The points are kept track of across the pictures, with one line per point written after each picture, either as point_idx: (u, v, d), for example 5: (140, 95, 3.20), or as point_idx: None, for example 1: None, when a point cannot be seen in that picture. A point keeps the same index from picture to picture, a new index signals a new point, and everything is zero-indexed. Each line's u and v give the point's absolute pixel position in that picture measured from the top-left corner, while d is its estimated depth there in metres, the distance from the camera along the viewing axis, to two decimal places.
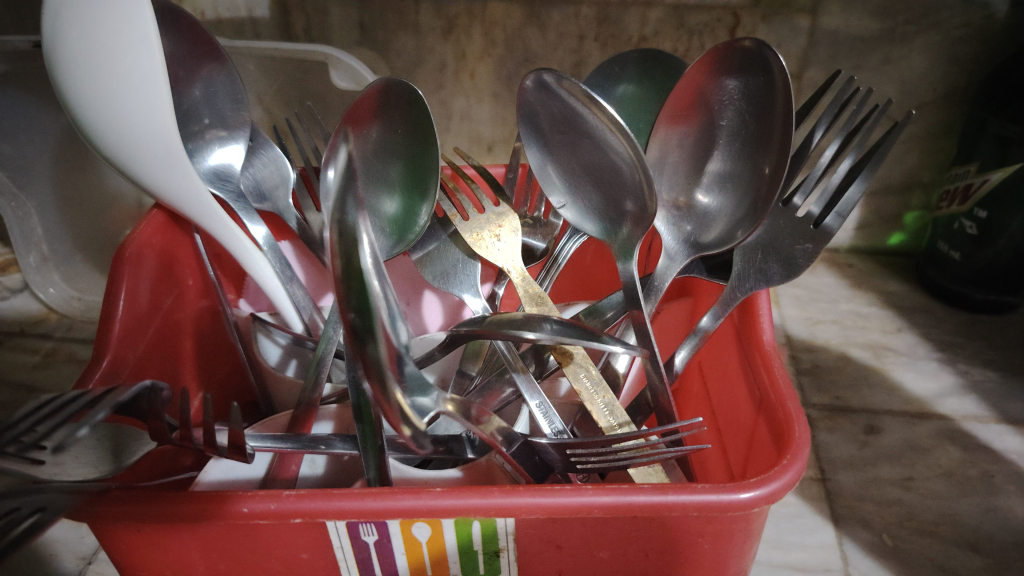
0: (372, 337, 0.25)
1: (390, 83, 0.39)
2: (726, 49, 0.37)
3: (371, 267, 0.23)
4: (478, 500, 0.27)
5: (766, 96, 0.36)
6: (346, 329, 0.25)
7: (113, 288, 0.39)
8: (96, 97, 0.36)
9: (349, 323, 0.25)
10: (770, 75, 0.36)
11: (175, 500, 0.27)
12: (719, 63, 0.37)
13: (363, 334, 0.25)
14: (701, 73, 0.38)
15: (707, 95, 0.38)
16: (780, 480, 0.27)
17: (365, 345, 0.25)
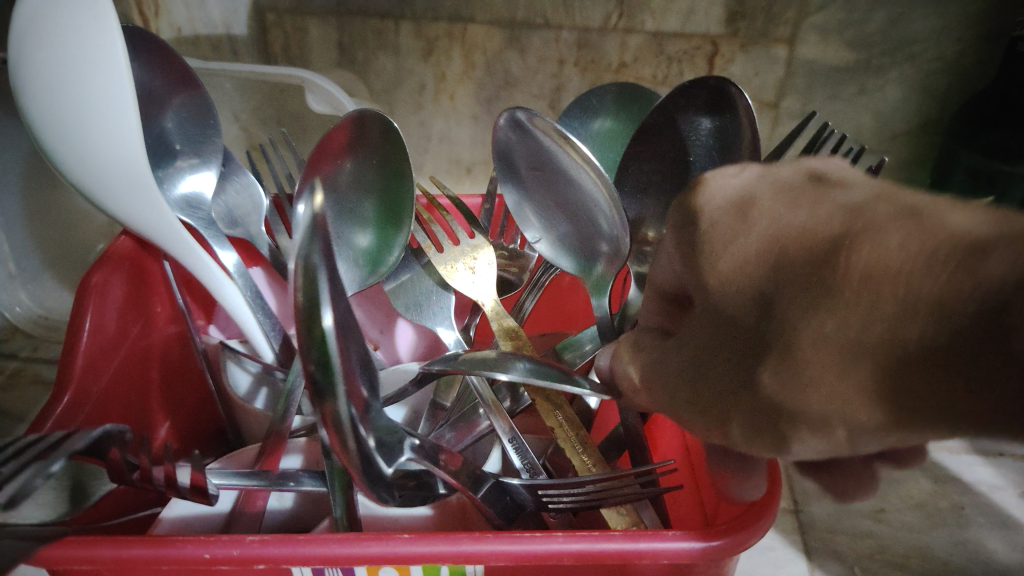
0: (332, 392, 0.25)
1: (364, 114, 0.39)
2: (696, 86, 0.39)
3: (333, 329, 0.24)
4: (445, 547, 0.26)
5: (735, 137, 0.39)
6: (306, 383, 0.25)
7: (78, 315, 0.38)
8: (63, 124, 0.35)
9: (310, 378, 0.25)
10: (737, 111, 0.39)
11: (134, 544, 0.26)
12: (693, 101, 0.40)
13: (323, 390, 0.25)
14: (676, 109, 0.40)
15: (679, 128, 0.41)
16: (749, 528, 0.27)
17: (325, 400, 0.25)
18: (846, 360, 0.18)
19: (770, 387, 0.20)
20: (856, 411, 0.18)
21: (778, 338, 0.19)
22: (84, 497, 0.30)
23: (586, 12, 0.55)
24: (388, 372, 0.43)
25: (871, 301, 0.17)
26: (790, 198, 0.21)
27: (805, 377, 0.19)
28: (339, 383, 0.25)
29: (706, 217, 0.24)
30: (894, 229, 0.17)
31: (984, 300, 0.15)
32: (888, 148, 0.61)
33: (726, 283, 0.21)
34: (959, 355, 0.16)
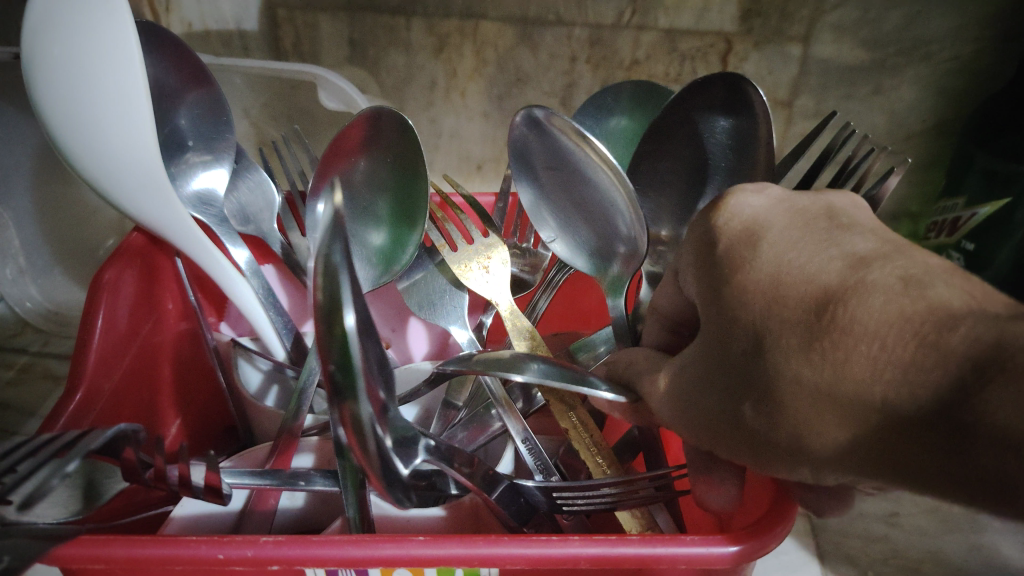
0: (353, 393, 0.25)
1: (378, 111, 0.39)
2: (710, 84, 0.39)
3: (355, 330, 0.23)
4: (460, 550, 0.26)
5: (749, 136, 0.39)
6: (326, 381, 0.25)
7: (90, 311, 0.38)
8: (77, 119, 0.35)
9: (329, 376, 0.25)
10: (753, 111, 0.38)
11: (147, 545, 0.26)
12: (709, 99, 0.39)
13: (343, 389, 0.25)
14: (690, 106, 0.40)
15: (694, 126, 0.41)
16: (768, 534, 0.27)
17: (345, 400, 0.25)
18: (824, 397, 0.20)
19: (758, 419, 0.23)
20: (825, 446, 0.21)
21: (768, 371, 0.23)
22: (96, 495, 0.30)
23: (599, 9, 0.55)
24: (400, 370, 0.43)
25: (850, 353, 0.20)
26: (799, 241, 0.24)
27: (791, 410, 0.22)
28: (361, 386, 0.25)
29: (726, 240, 0.27)
30: (878, 293, 0.19)
31: (948, 369, 0.17)
32: (902, 148, 0.61)
33: (732, 311, 0.25)
34: (919, 423, 0.18)
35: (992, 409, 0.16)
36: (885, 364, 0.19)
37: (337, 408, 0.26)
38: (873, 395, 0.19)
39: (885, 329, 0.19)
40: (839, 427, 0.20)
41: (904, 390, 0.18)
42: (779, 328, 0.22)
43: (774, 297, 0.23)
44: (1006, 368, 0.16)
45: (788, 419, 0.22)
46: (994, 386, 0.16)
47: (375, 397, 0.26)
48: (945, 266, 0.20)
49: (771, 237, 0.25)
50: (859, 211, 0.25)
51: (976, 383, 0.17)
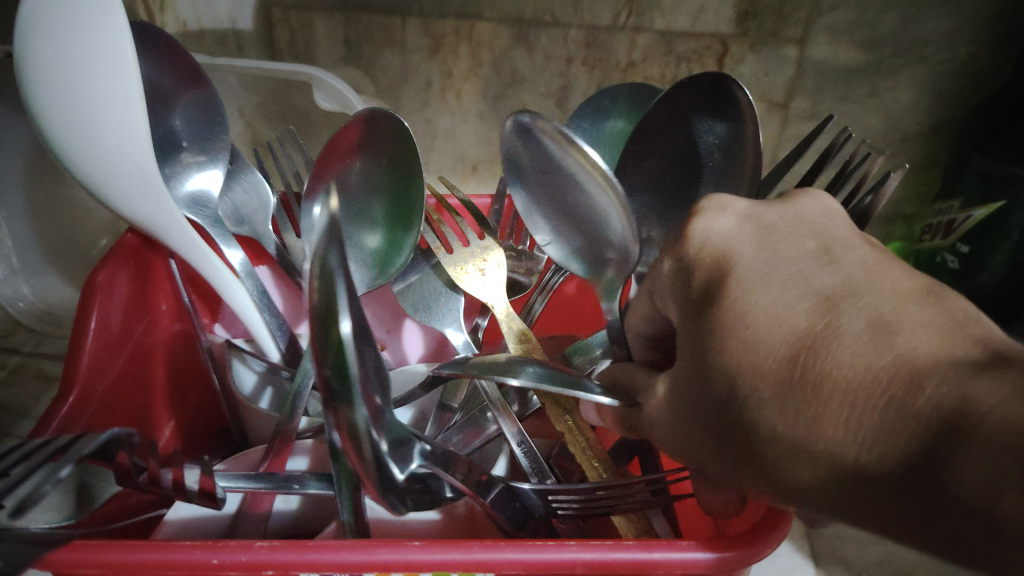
0: (348, 398, 0.25)
1: (376, 112, 0.38)
2: (696, 82, 0.39)
3: (350, 336, 0.23)
4: (457, 555, 0.25)
5: (737, 137, 0.39)
6: (321, 388, 0.25)
7: (83, 314, 0.37)
8: (70, 119, 0.34)
9: (325, 384, 0.25)
10: (739, 109, 0.39)
11: (141, 550, 0.25)
12: (696, 98, 0.39)
13: (338, 395, 0.25)
14: (677, 105, 0.40)
15: (683, 126, 0.41)
16: (762, 540, 0.27)
17: (339, 406, 0.26)
18: (794, 451, 0.22)
19: (733, 462, 0.24)
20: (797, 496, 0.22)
21: (745, 417, 0.23)
22: (91, 498, 0.30)
23: (595, 11, 0.55)
24: (395, 373, 0.43)
25: (825, 410, 0.21)
26: (768, 275, 0.24)
27: (767, 457, 0.23)
28: (356, 390, 0.25)
29: (697, 273, 0.27)
30: (846, 353, 0.21)
31: (920, 430, 0.18)
32: (897, 150, 0.61)
33: (704, 354, 0.25)
34: (886, 485, 0.19)
35: (958, 475, 0.17)
36: (859, 420, 0.20)
37: (332, 413, 0.26)
38: (847, 455, 0.20)
39: (860, 386, 0.20)
40: (813, 478, 0.21)
41: (877, 450, 0.19)
42: (752, 376, 0.23)
43: (747, 343, 0.23)
44: (969, 438, 0.17)
45: (763, 464, 0.23)
46: (961, 452, 0.17)
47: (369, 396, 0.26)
48: (907, 300, 0.21)
49: (737, 270, 0.25)
50: (830, 232, 0.26)
51: (939, 451, 0.18)
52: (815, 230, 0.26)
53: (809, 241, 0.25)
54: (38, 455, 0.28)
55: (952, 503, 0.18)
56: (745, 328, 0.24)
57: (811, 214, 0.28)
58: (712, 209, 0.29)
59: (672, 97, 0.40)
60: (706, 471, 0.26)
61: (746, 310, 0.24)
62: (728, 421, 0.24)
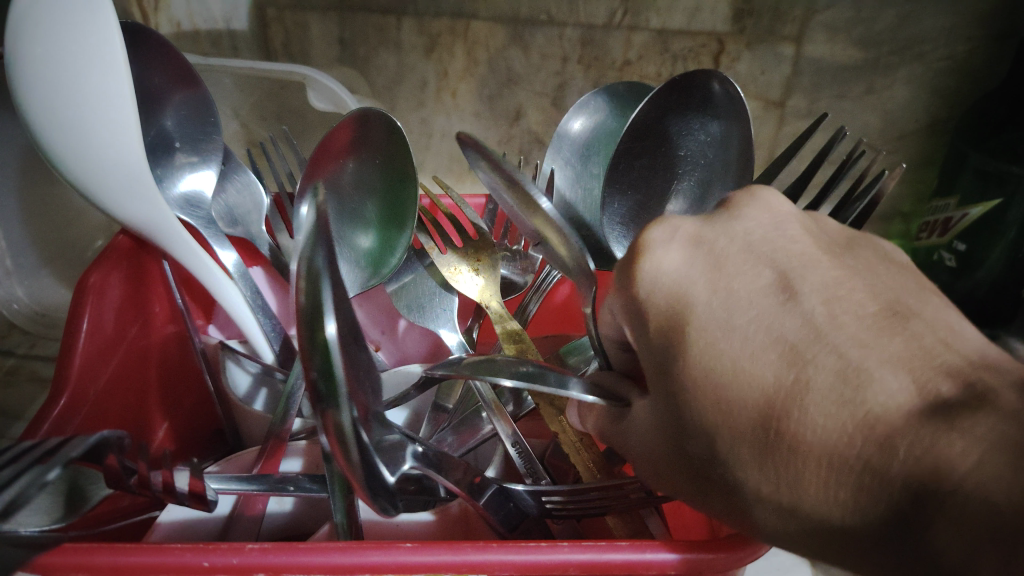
0: (334, 402, 0.24)
1: (368, 112, 0.39)
2: (688, 80, 0.39)
3: (337, 339, 0.23)
4: (449, 558, 0.25)
5: (729, 134, 0.41)
6: (307, 392, 0.24)
7: (75, 316, 0.37)
8: (60, 121, 0.34)
9: (311, 387, 0.24)
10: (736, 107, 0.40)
11: (130, 552, 0.25)
12: (687, 95, 0.39)
13: (325, 400, 0.24)
14: (667, 102, 0.39)
15: (673, 124, 0.40)
16: (756, 541, 0.26)
17: (326, 409, 0.25)
18: (779, 511, 0.22)
19: (719, 513, 0.25)
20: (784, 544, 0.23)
21: (727, 475, 0.24)
22: (81, 498, 0.30)
23: (590, 10, 0.55)
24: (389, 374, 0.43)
25: (805, 473, 0.21)
26: (733, 323, 0.25)
27: (753, 513, 0.23)
28: (342, 394, 0.24)
29: (652, 318, 0.27)
30: (817, 417, 0.21)
31: (895, 495, 0.19)
32: (895, 148, 0.60)
33: (676, 406, 0.26)
34: (870, 544, 0.20)
35: (938, 546, 0.18)
36: (838, 484, 0.20)
37: (320, 416, 0.25)
38: (830, 516, 0.21)
39: (834, 451, 0.21)
40: (800, 536, 0.22)
41: (859, 513, 0.20)
42: (730, 436, 0.23)
43: (721, 403, 0.24)
44: (944, 508, 0.18)
45: (748, 516, 0.24)
46: (936, 521, 0.18)
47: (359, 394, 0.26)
48: (869, 345, 0.22)
49: (698, 320, 0.25)
50: (790, 259, 0.26)
51: (918, 518, 0.18)
52: (770, 255, 0.27)
53: (767, 274, 0.26)
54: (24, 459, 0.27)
55: (934, 569, 0.18)
56: (716, 387, 0.24)
57: (763, 232, 0.28)
58: (658, 238, 0.28)
59: (661, 96, 0.39)
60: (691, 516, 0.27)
61: (716, 365, 0.24)
62: (712, 476, 0.25)
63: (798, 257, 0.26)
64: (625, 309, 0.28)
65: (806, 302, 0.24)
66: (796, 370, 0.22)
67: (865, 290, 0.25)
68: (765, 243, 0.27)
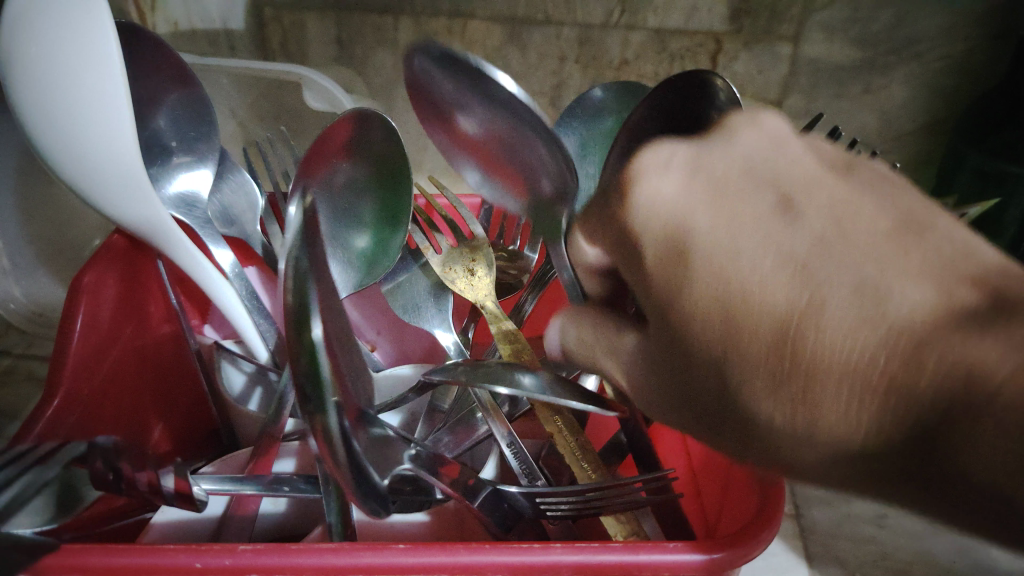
0: (323, 406, 0.25)
1: (362, 112, 0.38)
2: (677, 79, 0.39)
3: (325, 341, 0.24)
4: (442, 559, 0.25)
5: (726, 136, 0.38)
6: (295, 395, 0.25)
7: (70, 315, 0.37)
8: (54, 119, 0.34)
9: (299, 391, 0.25)
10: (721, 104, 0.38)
11: (124, 552, 0.25)
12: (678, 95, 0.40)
13: (313, 401, 0.25)
14: (660, 102, 0.40)
15: (666, 123, 0.40)
16: (751, 541, 0.26)
17: (314, 416, 0.25)
18: (796, 435, 0.22)
19: (728, 445, 0.25)
20: (797, 470, 0.23)
21: (740, 407, 0.23)
22: (76, 503, 0.29)
23: (588, 9, 0.55)
24: (383, 377, 0.43)
25: (824, 396, 0.21)
26: (739, 246, 0.23)
27: (769, 442, 0.23)
28: (329, 395, 0.25)
29: (651, 247, 0.26)
30: (834, 333, 0.21)
31: (919, 415, 0.19)
32: (894, 148, 0.60)
33: (680, 333, 0.25)
34: (894, 460, 0.20)
35: (971, 459, 0.18)
36: (862, 407, 0.20)
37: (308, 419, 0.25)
38: (853, 437, 0.20)
39: (854, 368, 0.20)
40: (822, 462, 0.22)
41: (882, 427, 0.20)
42: (741, 363, 0.23)
43: (734, 330, 0.23)
44: (975, 417, 0.18)
45: (760, 444, 0.23)
46: (972, 431, 0.18)
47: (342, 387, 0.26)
48: (883, 250, 0.22)
49: (700, 243, 0.24)
50: (791, 176, 0.26)
51: (947, 430, 0.18)
52: (771, 176, 0.26)
53: (771, 193, 0.25)
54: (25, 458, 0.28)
55: (963, 475, 0.18)
56: (725, 316, 0.23)
57: (759, 155, 0.27)
58: (648, 169, 0.27)
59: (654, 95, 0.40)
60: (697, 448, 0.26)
61: (724, 291, 0.23)
62: (724, 411, 0.24)
63: (797, 178, 0.26)
64: (619, 246, 0.28)
65: (808, 223, 0.23)
66: (807, 288, 0.21)
67: (869, 204, 0.24)
68: (762, 165, 0.26)
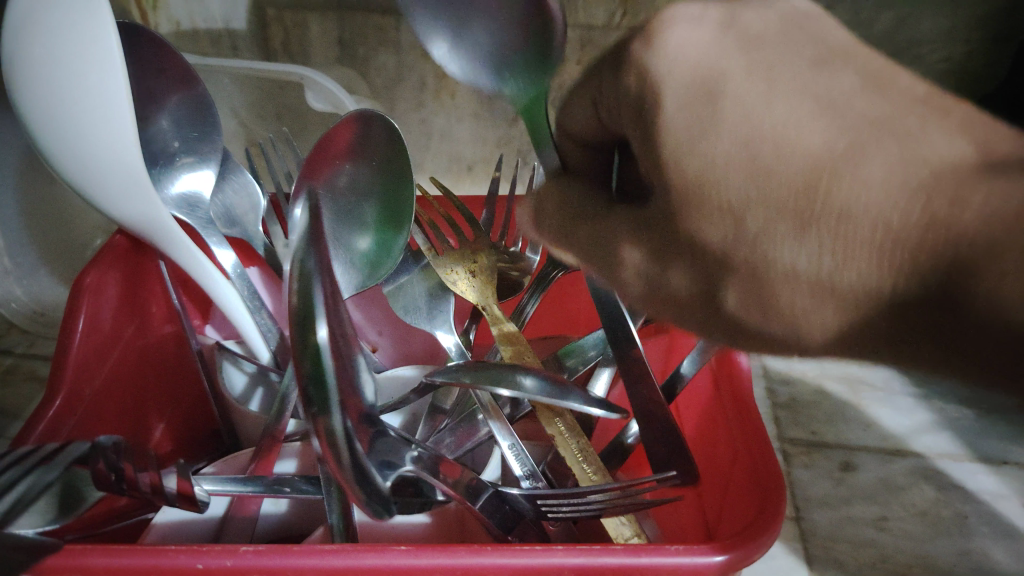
0: (325, 409, 0.26)
1: (365, 114, 0.39)
2: None
3: (327, 342, 0.26)
4: (443, 561, 0.25)
5: None
6: (298, 397, 0.26)
7: (72, 316, 0.37)
8: (58, 121, 0.34)
9: (302, 392, 0.26)
10: None
11: (124, 554, 0.25)
12: None
13: (316, 404, 0.26)
14: None
15: None
16: (752, 544, 0.26)
17: (318, 418, 0.26)
18: (812, 289, 0.21)
19: (737, 306, 0.24)
20: (810, 330, 0.22)
21: (755, 257, 0.22)
22: (75, 502, 0.29)
23: (591, 11, 0.55)
24: (385, 378, 0.42)
25: (850, 236, 0.20)
26: (771, 91, 0.22)
27: (780, 298, 0.22)
28: (332, 397, 0.26)
29: (672, 85, 0.24)
30: (874, 169, 0.19)
31: (947, 256, 0.18)
32: None
33: (693, 188, 0.23)
34: (917, 307, 0.19)
35: (1007, 298, 0.17)
36: (889, 254, 0.19)
37: (311, 421, 0.26)
38: (878, 283, 0.20)
39: (888, 206, 0.19)
40: (837, 314, 0.21)
41: (909, 273, 0.19)
42: (762, 213, 0.21)
43: (758, 179, 0.21)
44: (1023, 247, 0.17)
45: (773, 305, 0.22)
46: (1000, 273, 0.17)
47: (343, 386, 0.26)
48: (918, 100, 0.21)
49: (730, 90, 0.23)
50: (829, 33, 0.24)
51: (981, 265, 0.18)
52: (807, 32, 0.24)
53: (807, 49, 0.23)
54: (29, 458, 0.27)
55: (1001, 314, 0.18)
56: (751, 160, 0.22)
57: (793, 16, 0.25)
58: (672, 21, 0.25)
59: None
60: (707, 319, 0.25)
61: (750, 138, 0.22)
62: (734, 264, 0.23)
63: (836, 38, 0.24)
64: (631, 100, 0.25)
65: (841, 83, 0.22)
66: (848, 132, 0.20)
67: (899, 75, 0.23)
68: (798, 23, 0.25)
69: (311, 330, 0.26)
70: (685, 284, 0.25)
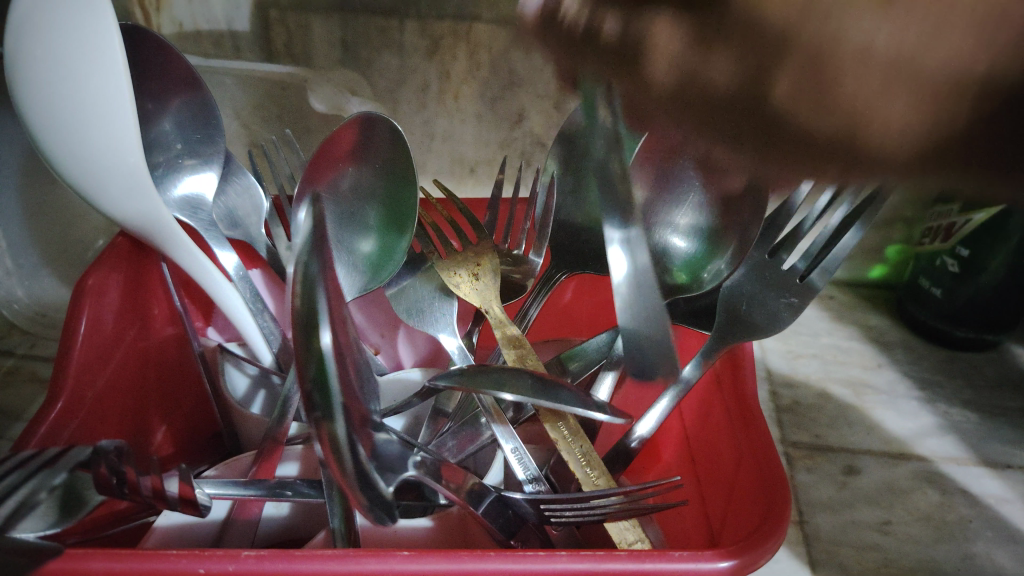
0: (329, 414, 0.26)
1: (368, 117, 0.39)
2: None
3: (330, 348, 0.26)
4: (445, 566, 0.25)
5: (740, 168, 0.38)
6: (302, 401, 0.26)
7: (74, 318, 0.37)
8: (62, 124, 0.34)
9: (307, 398, 0.26)
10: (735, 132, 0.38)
11: (126, 559, 0.24)
12: None
13: (321, 409, 0.26)
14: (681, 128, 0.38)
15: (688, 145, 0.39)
16: (757, 549, 0.26)
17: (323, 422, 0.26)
18: (888, 68, 0.15)
19: (786, 99, 0.16)
20: (896, 133, 0.15)
21: (829, 22, 0.15)
22: (78, 505, 0.28)
23: None
24: (388, 382, 0.42)
25: None
26: None
27: (851, 90, 0.15)
28: (337, 402, 0.26)
29: None
30: None
31: None
32: None
33: None
34: None
35: None
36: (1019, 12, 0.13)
37: (315, 425, 0.26)
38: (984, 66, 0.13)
39: None
40: (933, 108, 0.14)
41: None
42: None
43: None
44: None
45: (840, 91, 0.15)
46: None
47: (346, 386, 0.26)
48: None
49: None
50: None
51: None
52: None
53: None
54: (32, 463, 0.27)
55: None
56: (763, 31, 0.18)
57: None
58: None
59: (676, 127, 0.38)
60: (750, 116, 0.18)
61: None
62: (798, 34, 0.16)
63: None
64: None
65: None
66: None
67: None
68: None
69: (315, 335, 0.26)
70: (723, 66, 0.18)
